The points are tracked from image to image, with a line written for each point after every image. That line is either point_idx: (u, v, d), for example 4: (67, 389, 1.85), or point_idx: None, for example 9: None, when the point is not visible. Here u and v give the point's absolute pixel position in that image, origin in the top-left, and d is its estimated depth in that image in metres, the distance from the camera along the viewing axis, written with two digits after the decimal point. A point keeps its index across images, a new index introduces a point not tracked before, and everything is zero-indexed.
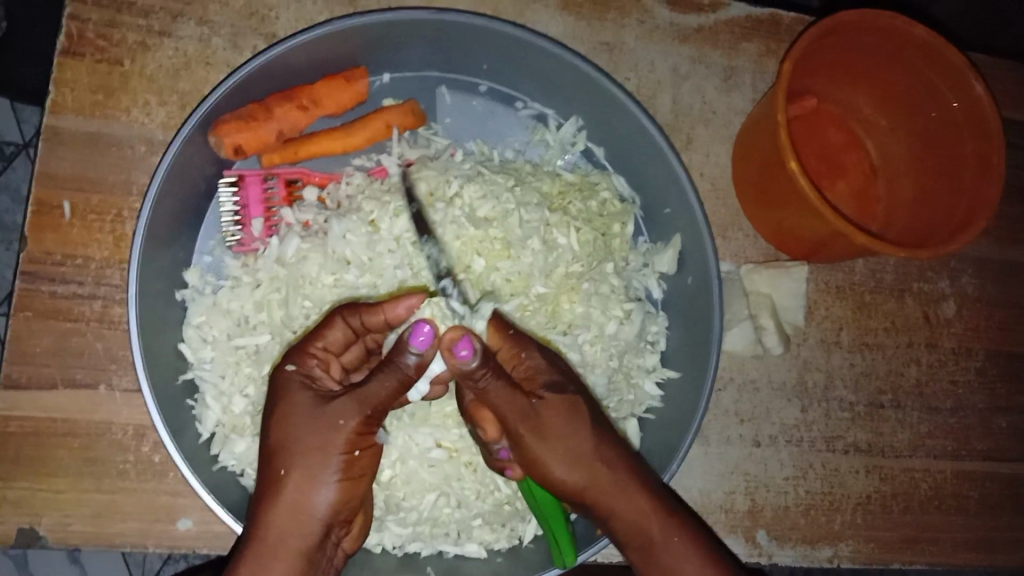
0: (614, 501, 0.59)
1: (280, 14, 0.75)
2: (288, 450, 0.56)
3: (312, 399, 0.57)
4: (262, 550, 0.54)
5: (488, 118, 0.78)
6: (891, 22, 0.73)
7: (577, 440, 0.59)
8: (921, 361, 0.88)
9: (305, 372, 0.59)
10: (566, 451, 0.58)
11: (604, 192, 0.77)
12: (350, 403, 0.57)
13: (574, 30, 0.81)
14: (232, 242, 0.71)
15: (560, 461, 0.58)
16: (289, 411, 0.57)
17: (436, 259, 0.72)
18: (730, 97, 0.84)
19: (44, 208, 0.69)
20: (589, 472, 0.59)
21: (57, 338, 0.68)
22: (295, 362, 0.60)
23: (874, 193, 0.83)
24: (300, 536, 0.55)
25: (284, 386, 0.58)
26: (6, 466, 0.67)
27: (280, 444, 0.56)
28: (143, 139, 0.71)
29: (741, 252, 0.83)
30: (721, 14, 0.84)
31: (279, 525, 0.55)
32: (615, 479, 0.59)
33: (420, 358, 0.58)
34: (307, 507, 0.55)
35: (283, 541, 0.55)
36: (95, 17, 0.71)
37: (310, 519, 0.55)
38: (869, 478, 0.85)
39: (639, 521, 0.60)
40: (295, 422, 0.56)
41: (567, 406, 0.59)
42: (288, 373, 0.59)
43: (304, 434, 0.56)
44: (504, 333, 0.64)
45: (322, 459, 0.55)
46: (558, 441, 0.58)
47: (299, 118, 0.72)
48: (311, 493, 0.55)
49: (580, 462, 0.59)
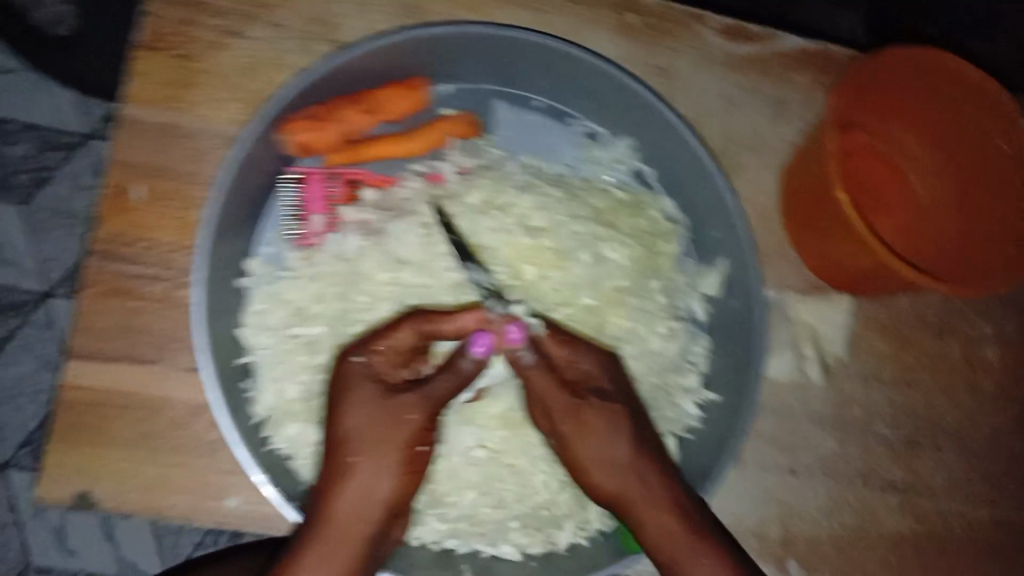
0: (641, 513, 0.62)
1: (348, 20, 0.77)
2: (357, 439, 0.61)
3: (378, 393, 0.62)
4: (332, 531, 0.60)
5: (542, 132, 0.80)
6: (947, 62, 0.74)
7: (614, 448, 0.63)
8: (960, 402, 0.87)
9: (370, 366, 0.63)
10: (601, 457, 0.63)
11: (653, 211, 0.79)
12: (415, 400, 0.62)
13: (630, 53, 0.83)
14: (292, 236, 0.74)
15: (597, 469, 0.64)
16: (359, 402, 0.62)
17: (482, 280, 0.74)
18: (782, 127, 0.85)
19: (116, 193, 0.72)
20: (620, 481, 0.63)
21: (121, 317, 0.72)
22: (360, 356, 0.64)
23: (922, 230, 0.82)
24: (368, 519, 0.61)
25: (351, 379, 0.63)
26: (68, 434, 0.70)
27: (348, 434, 0.61)
28: (213, 133, 0.74)
29: (785, 279, 0.84)
30: (776, 45, 0.86)
31: (346, 509, 0.60)
32: (644, 492, 0.63)
33: (476, 362, 0.65)
34: (372, 493, 0.61)
35: (353, 525, 0.60)
36: (174, 14, 0.74)
37: (374, 504, 0.61)
38: (903, 515, 0.84)
39: (663, 536, 0.61)
40: (365, 414, 0.61)
41: (607, 414, 0.64)
42: (353, 365, 0.63)
43: (373, 425, 0.61)
44: (557, 339, 0.67)
45: (388, 451, 0.61)
46: (596, 447, 0.63)
47: (361, 122, 0.74)
48: (378, 480, 0.61)
49: (614, 470, 0.63)
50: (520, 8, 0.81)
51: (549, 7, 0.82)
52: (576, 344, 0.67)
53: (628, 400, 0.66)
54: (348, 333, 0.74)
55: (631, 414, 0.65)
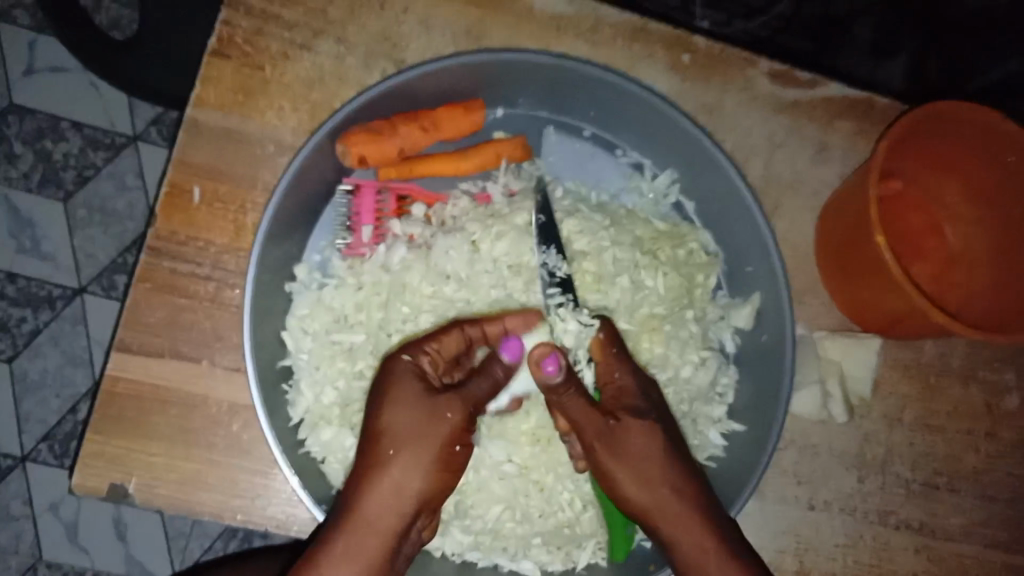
0: (674, 528, 0.64)
1: (411, 41, 0.81)
2: (395, 432, 0.61)
3: (423, 390, 0.62)
4: (361, 524, 0.60)
5: (589, 160, 0.83)
6: (985, 117, 0.76)
7: (649, 464, 0.65)
8: (979, 449, 0.88)
9: (418, 364, 0.64)
10: (636, 471, 0.64)
11: (692, 243, 0.81)
12: (456, 400, 0.62)
13: (678, 89, 0.86)
14: (342, 245, 0.77)
15: (629, 482, 0.65)
16: (401, 396, 0.62)
17: (552, 266, 0.75)
18: (821, 169, 0.88)
19: (176, 191, 0.75)
20: (654, 496, 0.64)
21: (170, 312, 0.73)
22: (409, 353, 0.64)
23: (951, 277, 0.86)
24: (396, 515, 0.61)
25: (395, 373, 0.63)
26: (107, 424, 0.71)
27: (389, 426, 0.61)
28: (273, 140, 0.77)
29: (815, 317, 0.86)
30: (821, 91, 0.88)
31: (377, 502, 0.60)
32: (678, 508, 0.64)
33: (510, 365, 0.67)
34: (404, 489, 0.61)
35: (382, 517, 0.60)
36: (246, 24, 0.78)
37: (405, 500, 0.61)
38: (918, 557, 0.85)
39: (695, 554, 0.63)
40: (406, 408, 0.62)
41: (643, 429, 0.65)
42: (402, 362, 0.63)
43: (414, 422, 0.61)
44: (608, 349, 0.69)
45: (426, 448, 0.61)
46: (629, 462, 0.65)
47: (418, 139, 0.77)
48: (411, 478, 0.61)
49: (648, 485, 0.64)
50: (577, 39, 0.84)
51: (604, 39, 0.84)
52: (625, 362, 0.69)
53: (661, 417, 0.67)
54: (387, 342, 0.76)
55: (667, 432, 0.67)
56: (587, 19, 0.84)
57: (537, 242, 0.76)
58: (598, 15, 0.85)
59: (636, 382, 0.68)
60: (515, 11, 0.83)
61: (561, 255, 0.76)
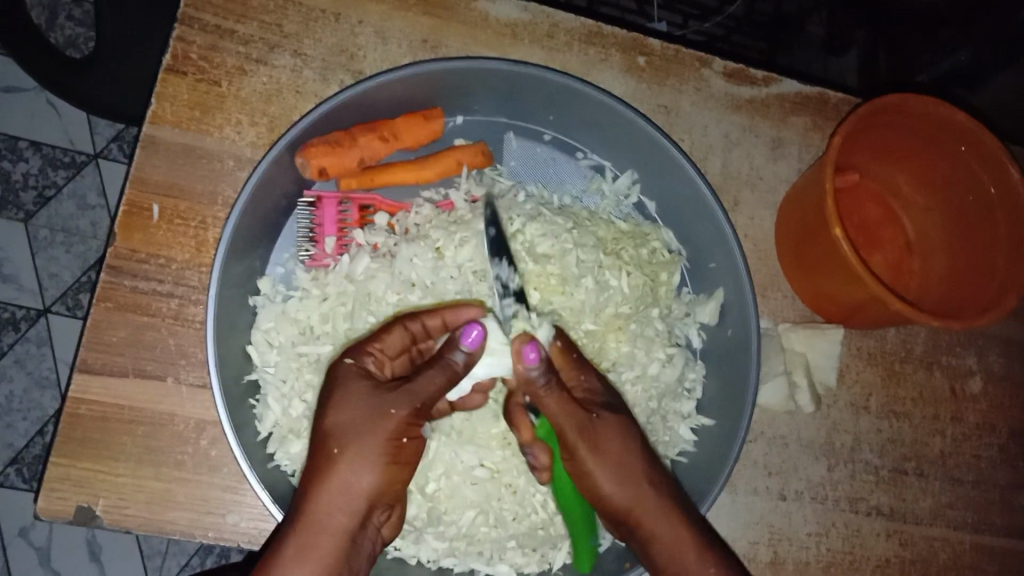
0: (654, 522, 0.64)
1: (368, 52, 0.81)
2: (341, 432, 0.61)
3: (366, 388, 0.62)
4: (311, 525, 0.59)
5: (550, 164, 0.84)
6: (934, 108, 0.78)
7: (627, 457, 0.64)
8: (945, 433, 0.90)
9: (361, 363, 0.64)
10: (617, 466, 0.64)
11: (654, 242, 0.82)
12: (403, 396, 0.62)
13: (635, 91, 0.87)
14: (305, 256, 0.77)
15: (608, 476, 0.64)
16: (348, 396, 0.62)
17: (504, 278, 0.74)
18: (777, 165, 0.90)
19: (134, 209, 0.74)
20: (635, 489, 0.64)
21: (133, 331, 0.73)
22: (353, 356, 0.65)
23: (909, 266, 0.87)
24: (347, 514, 0.60)
25: (342, 375, 0.64)
26: (71, 446, 0.70)
27: (334, 427, 0.61)
28: (232, 154, 0.77)
29: (778, 311, 0.87)
30: (773, 88, 0.90)
31: (327, 502, 0.60)
32: (658, 500, 0.64)
33: (469, 355, 0.65)
34: (353, 486, 0.60)
35: (330, 518, 0.59)
36: (200, 40, 0.77)
37: (354, 498, 0.60)
38: (889, 542, 0.87)
39: (676, 547, 0.63)
40: (353, 407, 0.61)
41: (618, 424, 0.66)
42: (345, 364, 0.64)
43: (356, 419, 0.61)
44: (569, 354, 0.68)
45: (370, 443, 0.60)
46: (609, 457, 0.64)
47: (379, 149, 0.77)
48: (359, 474, 0.60)
49: (627, 479, 0.64)
50: (533, 45, 0.85)
51: (559, 45, 0.85)
52: (585, 365, 0.68)
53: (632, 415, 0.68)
54: None
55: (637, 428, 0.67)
56: (542, 26, 0.85)
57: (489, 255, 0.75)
58: (554, 21, 0.86)
59: (599, 382, 0.68)
60: (471, 19, 0.84)
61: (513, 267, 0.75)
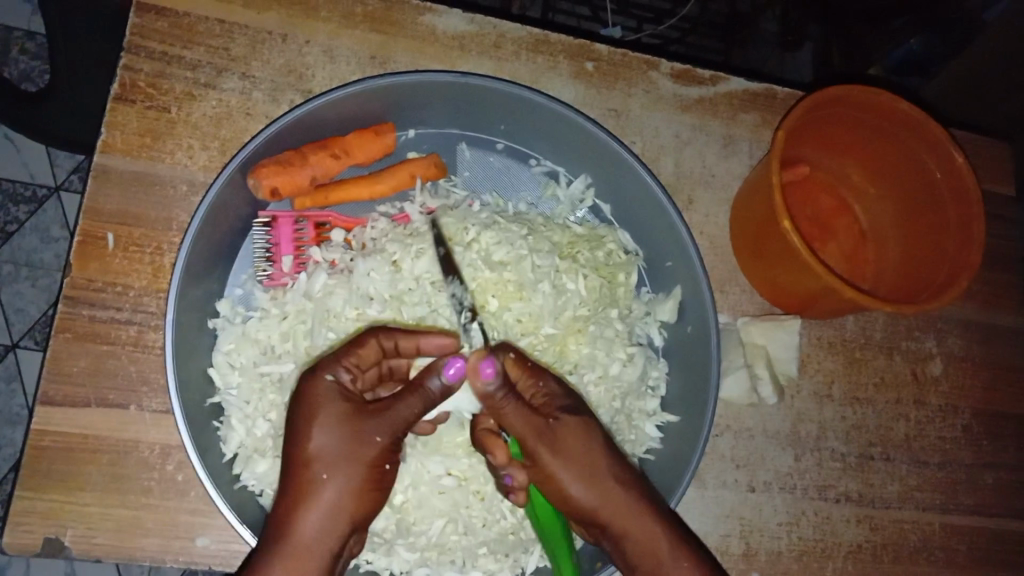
0: (625, 520, 0.64)
1: (317, 71, 0.82)
2: (327, 457, 0.61)
3: (349, 414, 0.62)
4: (297, 550, 0.59)
5: (504, 173, 0.85)
6: (876, 97, 0.79)
7: (594, 460, 0.65)
8: (909, 416, 0.92)
9: (340, 384, 0.63)
10: (581, 467, 0.64)
11: (610, 244, 0.83)
12: (384, 423, 0.62)
13: (586, 96, 0.88)
14: (263, 276, 0.77)
15: (574, 479, 0.64)
16: (329, 420, 0.61)
17: (459, 296, 0.77)
18: (729, 162, 0.91)
19: (89, 239, 0.74)
20: (603, 491, 0.64)
21: (92, 360, 0.73)
22: (330, 372, 0.63)
23: (864, 255, 0.89)
24: (333, 537, 0.61)
25: (322, 396, 0.62)
26: (35, 479, 0.70)
27: (318, 451, 0.61)
28: (184, 179, 0.77)
29: (737, 305, 0.88)
30: (721, 87, 0.92)
31: (313, 527, 0.60)
32: (626, 499, 0.65)
33: (445, 385, 0.64)
34: (339, 512, 0.61)
35: (317, 542, 0.60)
36: (147, 67, 0.78)
37: (340, 522, 0.61)
38: (859, 527, 0.88)
39: (650, 542, 0.64)
40: (337, 433, 0.61)
41: (580, 427, 0.65)
42: (325, 384, 0.62)
43: (342, 444, 0.61)
44: (523, 364, 0.67)
45: (357, 468, 0.61)
46: (574, 459, 0.64)
47: (331, 166, 0.78)
48: (344, 498, 0.61)
49: (595, 482, 0.64)
50: (481, 56, 0.86)
51: (507, 55, 0.87)
52: (540, 372, 0.68)
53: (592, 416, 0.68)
54: None
55: (597, 427, 0.67)
56: (489, 37, 0.87)
57: (443, 272, 0.78)
58: (500, 32, 0.87)
59: (557, 385, 0.68)
60: (418, 34, 0.85)
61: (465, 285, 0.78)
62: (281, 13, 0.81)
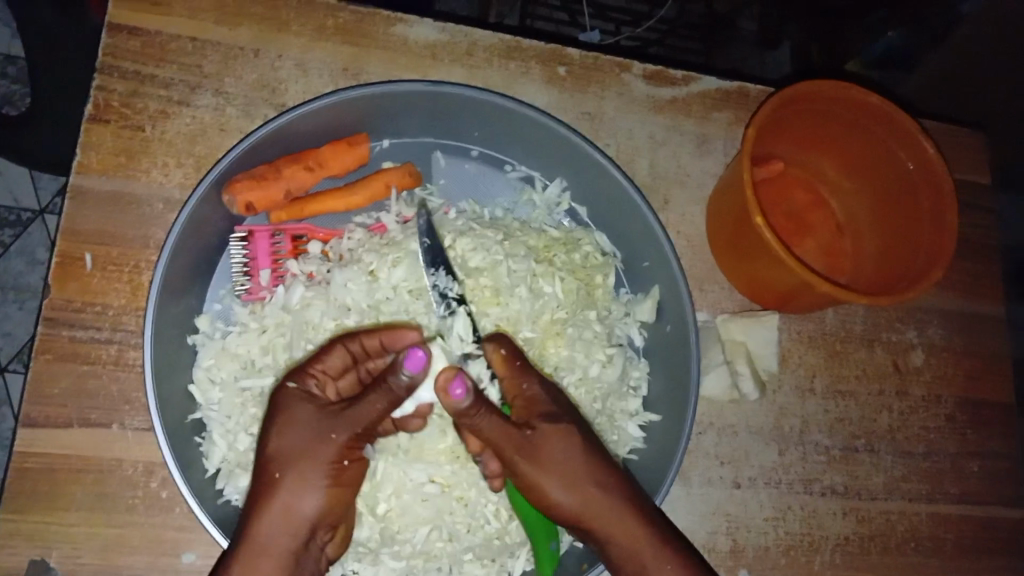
0: (607, 525, 0.65)
1: (290, 85, 0.82)
2: (283, 456, 0.62)
3: (307, 414, 0.64)
4: (255, 549, 0.60)
5: (479, 180, 0.85)
6: (845, 91, 0.80)
7: (571, 466, 0.65)
8: (892, 408, 0.92)
9: (303, 389, 0.65)
10: (560, 474, 0.65)
11: (586, 246, 0.84)
12: (343, 421, 0.63)
13: (559, 101, 0.89)
14: (241, 291, 0.77)
15: (554, 486, 0.65)
16: (288, 421, 0.63)
17: (442, 287, 0.76)
18: (704, 161, 0.92)
19: (67, 260, 0.75)
20: (585, 495, 0.65)
21: (74, 380, 0.73)
22: (295, 380, 0.66)
23: (841, 248, 0.89)
24: (290, 536, 0.61)
25: (284, 400, 0.65)
26: (19, 500, 0.70)
27: (276, 451, 0.63)
28: (161, 198, 0.77)
29: (717, 303, 0.89)
30: (694, 87, 0.93)
31: (270, 527, 0.61)
32: (608, 503, 0.65)
33: (412, 378, 0.62)
34: (296, 511, 0.62)
35: (274, 541, 0.61)
36: (121, 87, 0.78)
37: (298, 521, 0.62)
38: (846, 519, 0.88)
39: (631, 543, 0.65)
40: (294, 433, 0.63)
41: (558, 435, 0.66)
42: (288, 390, 0.65)
43: (298, 444, 0.63)
44: (511, 364, 0.69)
45: (313, 465, 0.62)
46: (552, 466, 0.65)
47: (306, 179, 0.78)
48: (302, 497, 0.62)
49: (575, 488, 0.65)
50: (453, 64, 0.87)
51: (479, 62, 0.87)
52: (526, 372, 0.69)
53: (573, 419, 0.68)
54: None
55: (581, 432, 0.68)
56: (461, 45, 0.87)
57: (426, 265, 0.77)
58: (472, 40, 0.88)
59: (541, 390, 0.69)
60: (390, 45, 0.85)
61: (450, 276, 0.77)
62: (253, 29, 0.82)
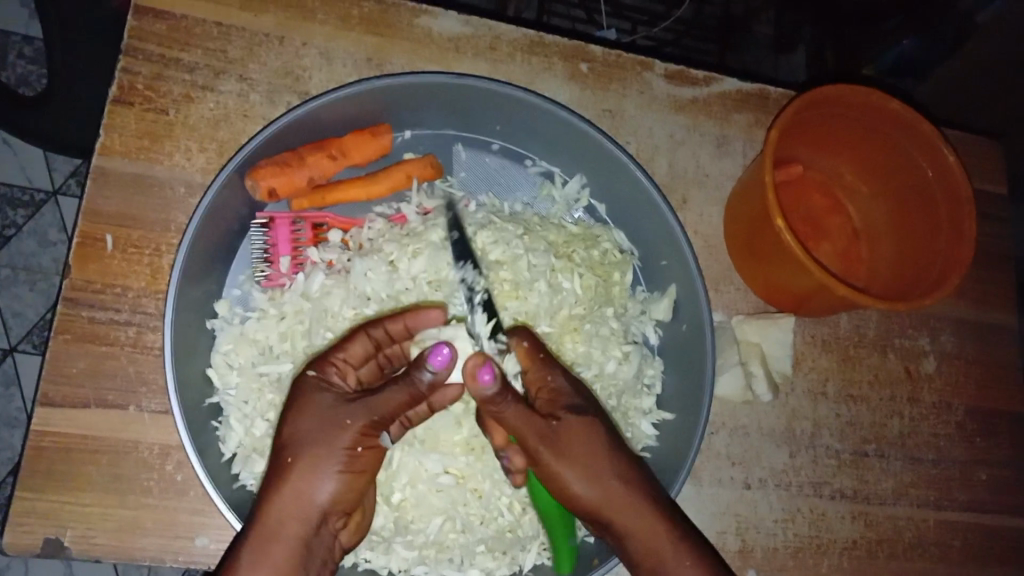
0: (627, 519, 0.65)
1: (314, 74, 0.82)
2: (295, 441, 0.63)
3: (325, 402, 0.64)
4: (267, 532, 0.60)
5: (499, 173, 0.86)
6: (868, 96, 0.80)
7: (595, 458, 0.65)
8: (903, 414, 0.92)
9: (323, 376, 0.66)
10: (583, 467, 0.64)
11: (605, 243, 0.84)
12: (359, 407, 0.64)
13: (580, 98, 0.89)
14: (261, 277, 0.78)
15: (579, 478, 0.64)
16: (303, 406, 0.64)
17: (470, 281, 0.79)
18: (723, 162, 0.92)
19: (88, 240, 0.75)
20: (606, 488, 0.65)
21: (92, 361, 0.73)
22: (316, 368, 0.67)
23: (857, 253, 0.89)
24: (301, 521, 0.61)
25: (303, 388, 0.65)
26: (35, 478, 0.70)
27: (290, 436, 0.63)
28: (182, 181, 0.78)
29: (732, 304, 0.89)
30: (715, 87, 0.93)
31: (281, 510, 0.61)
32: (629, 498, 0.65)
33: (435, 375, 0.66)
34: (308, 495, 0.62)
35: (284, 525, 0.61)
36: (145, 70, 0.78)
37: (309, 506, 0.62)
38: (854, 523, 0.88)
39: (652, 542, 0.65)
40: (309, 419, 0.64)
41: (584, 428, 0.66)
42: (308, 378, 0.66)
43: (311, 429, 0.63)
44: (534, 356, 0.70)
45: (324, 451, 0.62)
46: (577, 457, 0.64)
47: (328, 167, 0.78)
48: (313, 481, 0.62)
49: (597, 480, 0.65)
50: (476, 57, 0.87)
51: (502, 56, 0.87)
52: (551, 364, 0.70)
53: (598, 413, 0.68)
54: None
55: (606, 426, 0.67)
56: (484, 39, 0.87)
57: (455, 256, 0.80)
58: (496, 34, 0.88)
59: (565, 381, 0.69)
60: (414, 37, 0.85)
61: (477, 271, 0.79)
62: (278, 16, 0.82)
